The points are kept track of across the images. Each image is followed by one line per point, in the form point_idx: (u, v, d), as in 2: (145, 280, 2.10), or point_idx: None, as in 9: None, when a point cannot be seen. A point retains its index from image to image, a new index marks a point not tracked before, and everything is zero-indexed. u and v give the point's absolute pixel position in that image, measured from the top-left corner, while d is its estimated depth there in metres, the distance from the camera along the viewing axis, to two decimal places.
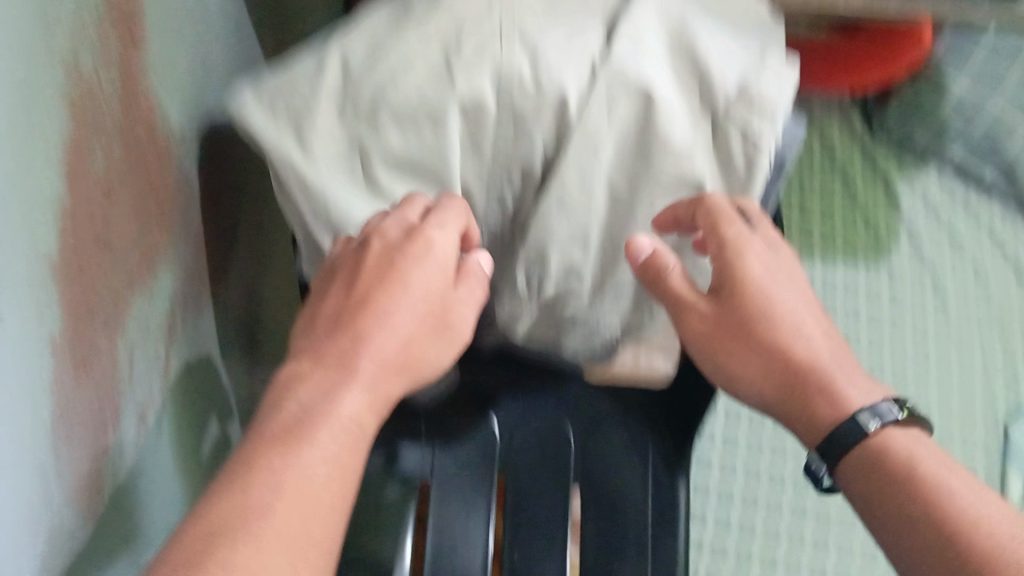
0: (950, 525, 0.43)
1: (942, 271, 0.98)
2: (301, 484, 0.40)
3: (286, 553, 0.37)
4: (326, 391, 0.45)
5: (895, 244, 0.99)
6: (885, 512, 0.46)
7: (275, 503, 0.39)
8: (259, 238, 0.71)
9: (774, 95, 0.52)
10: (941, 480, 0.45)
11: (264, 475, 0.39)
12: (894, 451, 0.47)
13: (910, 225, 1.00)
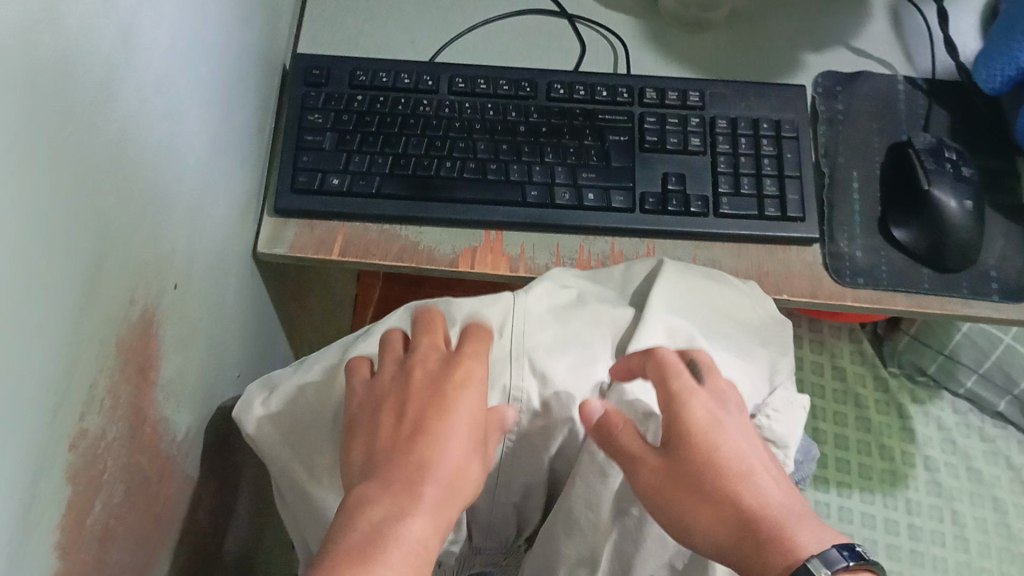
0: (751, 515, 0.37)
1: (963, 510, 0.89)
2: (462, 440, 0.37)
3: (426, 511, 0.35)
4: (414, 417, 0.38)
5: (914, 470, 0.92)
6: (694, 503, 0.38)
7: (431, 452, 0.36)
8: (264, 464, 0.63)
9: (786, 429, 0.43)
10: (753, 473, 0.38)
11: (422, 458, 0.36)
12: (695, 416, 0.39)
13: (926, 456, 0.92)
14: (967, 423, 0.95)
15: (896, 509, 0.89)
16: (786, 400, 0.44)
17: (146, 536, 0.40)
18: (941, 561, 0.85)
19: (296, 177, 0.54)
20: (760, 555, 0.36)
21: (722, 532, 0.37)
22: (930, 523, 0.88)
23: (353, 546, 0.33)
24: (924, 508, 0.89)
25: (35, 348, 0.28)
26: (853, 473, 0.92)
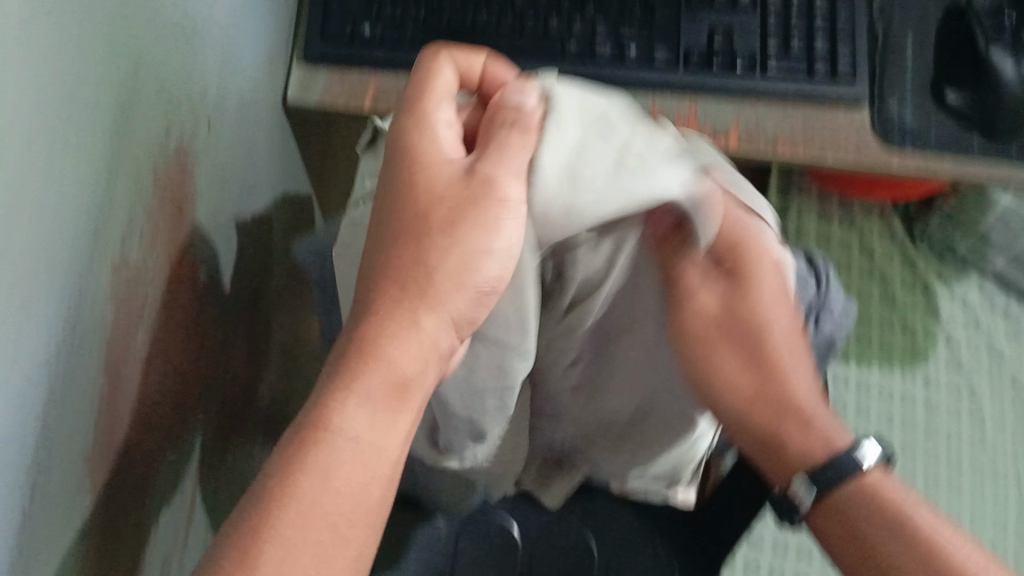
0: (782, 404, 0.42)
1: (982, 389, 0.85)
2: (430, 267, 0.34)
3: (380, 375, 0.32)
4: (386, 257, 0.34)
5: (933, 344, 0.87)
6: (745, 380, 0.42)
7: (404, 306, 0.34)
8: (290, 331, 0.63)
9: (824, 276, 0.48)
10: (797, 360, 0.42)
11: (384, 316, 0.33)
12: (760, 293, 0.41)
13: (949, 335, 0.87)
14: (992, 301, 0.89)
15: (914, 385, 0.86)
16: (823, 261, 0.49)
17: (182, 371, 0.41)
18: (957, 443, 0.82)
19: (327, 23, 0.53)
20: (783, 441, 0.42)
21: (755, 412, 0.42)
22: (947, 401, 0.85)
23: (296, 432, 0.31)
24: (942, 384, 0.86)
25: (54, 232, 0.27)
26: (872, 346, 0.89)
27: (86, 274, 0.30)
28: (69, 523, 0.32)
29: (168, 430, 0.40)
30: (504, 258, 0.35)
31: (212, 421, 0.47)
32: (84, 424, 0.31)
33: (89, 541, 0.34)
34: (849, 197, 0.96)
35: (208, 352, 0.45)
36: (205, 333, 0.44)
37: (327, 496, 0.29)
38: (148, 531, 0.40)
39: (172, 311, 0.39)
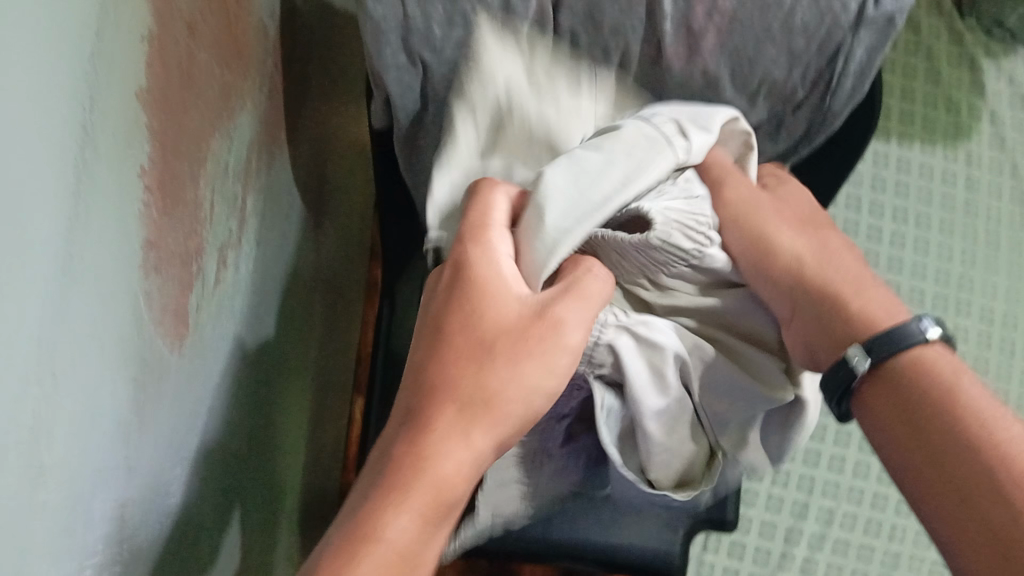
0: (828, 284, 0.50)
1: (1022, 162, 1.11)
2: (495, 383, 0.43)
3: (456, 433, 0.42)
4: (442, 421, 0.43)
5: (978, 124, 1.12)
6: (790, 311, 0.51)
7: (480, 366, 0.43)
8: (308, 106, 0.66)
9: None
10: (866, 290, 0.50)
11: (440, 444, 0.42)
12: (762, 209, 0.53)
13: (993, 111, 1.13)
14: None
15: (957, 161, 1.11)
16: None
17: (229, 53, 0.48)
18: (993, 212, 1.09)
19: None
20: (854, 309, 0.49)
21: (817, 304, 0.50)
22: (989, 174, 1.11)
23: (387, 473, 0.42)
24: (986, 159, 1.11)
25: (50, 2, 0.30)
26: (917, 124, 1.12)
27: (86, 32, 0.33)
28: (135, 141, 0.38)
29: (220, 101, 0.48)
30: (561, 351, 0.44)
31: (259, 116, 0.54)
32: (139, 48, 0.38)
33: (154, 166, 0.40)
34: None
35: (251, 47, 0.52)
36: (246, 27, 0.51)
37: (428, 513, 0.41)
38: (203, 195, 0.46)
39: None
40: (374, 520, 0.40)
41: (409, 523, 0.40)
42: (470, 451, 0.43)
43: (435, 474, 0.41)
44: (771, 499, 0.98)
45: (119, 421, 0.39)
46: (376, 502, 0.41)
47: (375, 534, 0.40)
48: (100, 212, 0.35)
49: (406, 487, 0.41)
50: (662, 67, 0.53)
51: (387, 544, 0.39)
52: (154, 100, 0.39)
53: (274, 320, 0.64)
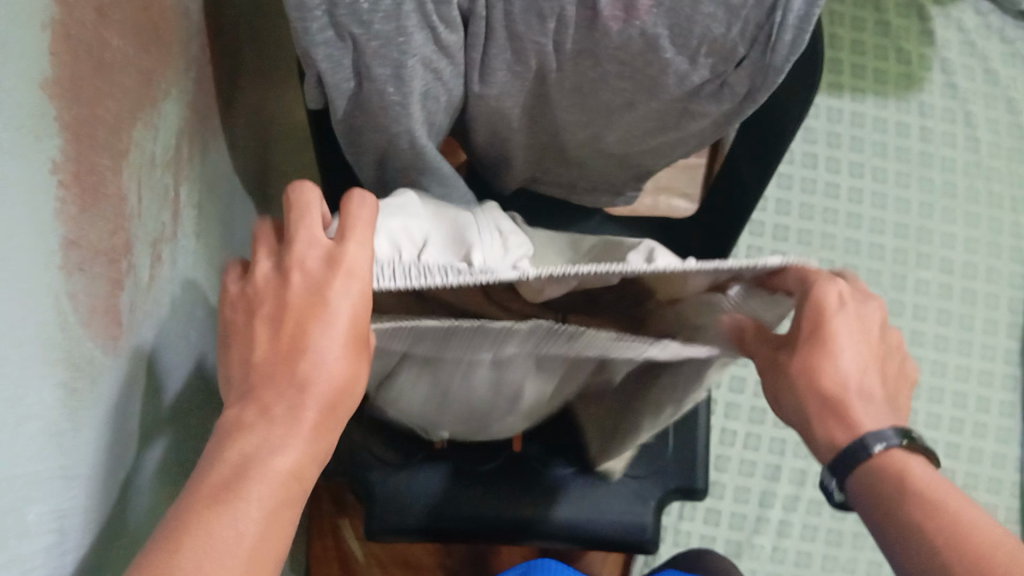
0: (824, 377, 0.46)
1: (976, 111, 1.11)
2: (324, 385, 0.40)
3: (290, 443, 0.39)
4: (269, 434, 0.39)
5: (929, 74, 1.12)
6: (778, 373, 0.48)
7: (310, 360, 0.40)
8: (246, 93, 0.64)
9: None
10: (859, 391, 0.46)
11: (264, 459, 0.38)
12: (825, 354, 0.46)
13: (943, 60, 1.13)
14: (987, 26, 1.15)
15: (909, 113, 1.11)
16: None
17: (145, 36, 0.46)
18: (951, 162, 1.09)
19: None
20: (818, 428, 0.47)
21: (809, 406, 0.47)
22: (943, 124, 1.11)
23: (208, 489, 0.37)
24: (938, 109, 1.11)
25: None
26: (868, 78, 1.12)
27: None
28: (44, 135, 0.36)
29: (139, 87, 0.46)
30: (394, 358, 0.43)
31: (187, 102, 0.52)
32: (43, 35, 0.36)
33: (68, 160, 0.38)
34: None
35: (171, 30, 0.50)
36: (165, 8, 0.49)
37: (261, 528, 0.37)
38: (127, 188, 0.44)
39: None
40: (263, 453, 0.38)
41: (290, 455, 0.39)
42: (336, 387, 0.40)
43: (302, 415, 0.40)
44: (744, 464, 0.98)
45: (51, 428, 0.37)
46: (251, 437, 0.39)
47: (260, 465, 0.38)
48: (11, 211, 0.33)
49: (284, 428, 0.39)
50: (602, 32, 0.50)
51: (273, 477, 0.38)
52: (65, 87, 0.38)
53: (219, 313, 0.62)
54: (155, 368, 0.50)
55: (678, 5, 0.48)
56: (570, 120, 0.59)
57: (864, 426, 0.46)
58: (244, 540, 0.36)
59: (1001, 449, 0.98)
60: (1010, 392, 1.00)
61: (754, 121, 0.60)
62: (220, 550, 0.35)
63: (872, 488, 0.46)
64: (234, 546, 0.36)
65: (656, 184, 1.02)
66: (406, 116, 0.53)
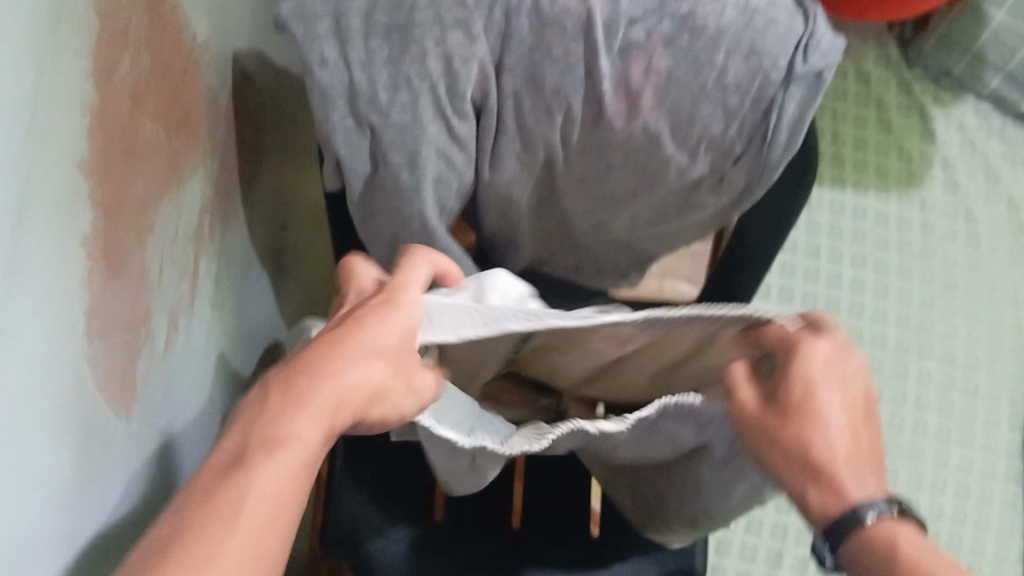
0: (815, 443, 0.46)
1: (977, 208, 1.14)
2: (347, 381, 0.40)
3: (310, 429, 0.38)
4: (280, 424, 0.37)
5: (930, 171, 1.15)
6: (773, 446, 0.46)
7: (341, 364, 0.40)
8: (269, 172, 0.68)
9: (825, 36, 0.49)
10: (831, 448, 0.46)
11: (264, 453, 0.36)
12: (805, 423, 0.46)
13: (944, 157, 1.16)
14: (988, 125, 1.18)
15: (911, 208, 1.14)
16: (830, 45, 0.49)
17: (175, 119, 0.49)
18: (952, 257, 1.11)
19: None
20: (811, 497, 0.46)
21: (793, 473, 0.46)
22: (944, 219, 1.13)
23: (210, 483, 0.35)
24: (939, 204, 1.14)
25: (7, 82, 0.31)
26: (870, 172, 1.15)
27: (34, 112, 0.34)
28: (77, 211, 0.38)
29: (167, 166, 0.48)
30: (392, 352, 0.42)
31: (211, 181, 0.55)
32: (81, 122, 0.38)
33: (97, 238, 0.40)
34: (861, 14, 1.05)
35: (200, 114, 0.53)
36: (195, 97, 0.52)
37: (267, 523, 0.35)
38: (150, 262, 0.47)
39: (158, 54, 0.46)
40: (275, 434, 0.37)
41: (304, 428, 0.38)
42: (365, 381, 0.41)
43: (317, 405, 0.39)
44: (745, 551, 0.97)
45: (64, 489, 0.39)
46: (268, 416, 0.38)
47: (276, 440, 0.37)
48: (44, 285, 0.36)
49: (292, 413, 0.38)
50: (606, 129, 0.52)
51: (289, 455, 0.37)
52: (99, 170, 0.40)
53: (231, 381, 0.64)
54: (165, 436, 0.52)
55: (678, 105, 0.51)
56: (576, 207, 0.62)
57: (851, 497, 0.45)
58: (257, 506, 0.35)
59: (1003, 545, 0.97)
60: (1011, 487, 1.00)
61: (756, 216, 0.62)
62: (243, 522, 0.34)
63: (861, 556, 0.45)
64: (248, 530, 0.34)
65: (661, 268, 1.04)
66: (419, 201, 0.56)
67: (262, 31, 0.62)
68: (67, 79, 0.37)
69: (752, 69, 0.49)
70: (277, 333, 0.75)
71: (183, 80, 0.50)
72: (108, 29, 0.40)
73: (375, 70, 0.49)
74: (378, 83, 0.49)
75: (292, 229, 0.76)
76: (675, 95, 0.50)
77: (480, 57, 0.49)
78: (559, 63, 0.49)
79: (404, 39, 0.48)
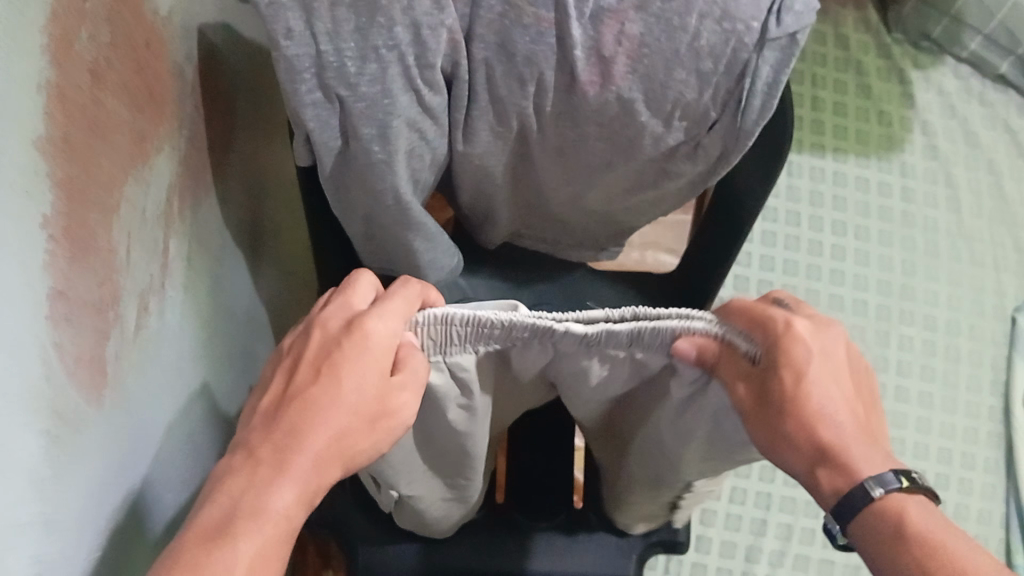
0: (825, 425, 0.46)
1: (956, 172, 1.14)
2: (330, 421, 0.43)
3: (292, 479, 0.42)
4: (254, 483, 0.41)
5: (909, 136, 1.15)
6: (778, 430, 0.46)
7: (317, 409, 0.43)
8: (241, 147, 0.67)
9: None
10: (841, 434, 0.46)
11: (244, 506, 0.41)
12: (821, 409, 0.46)
13: (923, 122, 1.16)
14: (967, 88, 1.18)
15: (891, 173, 1.13)
16: (806, 4, 0.48)
17: (138, 97, 0.48)
18: (932, 222, 1.11)
19: None
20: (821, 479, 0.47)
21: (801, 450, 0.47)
22: (923, 184, 1.13)
23: (185, 543, 0.39)
24: (919, 169, 1.14)
25: None
26: (850, 138, 1.15)
27: None
28: (35, 191, 0.37)
29: (131, 144, 0.47)
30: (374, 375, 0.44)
31: (179, 157, 0.54)
32: (36, 96, 0.37)
33: (58, 216, 0.39)
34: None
35: (164, 89, 0.51)
36: (159, 71, 0.50)
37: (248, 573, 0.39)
38: (117, 241, 0.46)
39: (117, 29, 0.45)
40: (251, 499, 0.41)
41: (281, 488, 0.41)
42: (337, 426, 0.43)
43: (293, 465, 0.42)
44: (730, 519, 0.98)
45: (34, 475, 0.38)
46: (245, 483, 0.41)
47: (258, 508, 0.40)
48: (2, 265, 0.35)
49: (270, 477, 0.41)
50: (579, 96, 0.52)
51: (270, 521, 0.40)
52: (57, 147, 0.39)
53: (208, 362, 0.63)
54: (142, 416, 0.51)
55: (652, 71, 0.50)
56: (552, 178, 0.61)
57: (861, 470, 0.45)
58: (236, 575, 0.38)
59: (986, 506, 0.97)
60: (993, 449, 1.01)
61: (733, 183, 0.62)
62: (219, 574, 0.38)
63: (872, 531, 0.45)
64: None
65: (643, 238, 1.04)
66: (392, 174, 0.55)
67: (228, 4, 0.61)
68: (20, 53, 0.35)
69: (725, 32, 0.48)
70: (255, 311, 0.74)
71: (146, 55, 0.49)
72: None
73: (340, 39, 0.47)
74: (345, 54, 0.48)
75: (267, 206, 0.75)
76: (649, 61, 0.49)
77: (449, 25, 0.48)
78: (530, 29, 0.48)
79: (370, 6, 0.47)
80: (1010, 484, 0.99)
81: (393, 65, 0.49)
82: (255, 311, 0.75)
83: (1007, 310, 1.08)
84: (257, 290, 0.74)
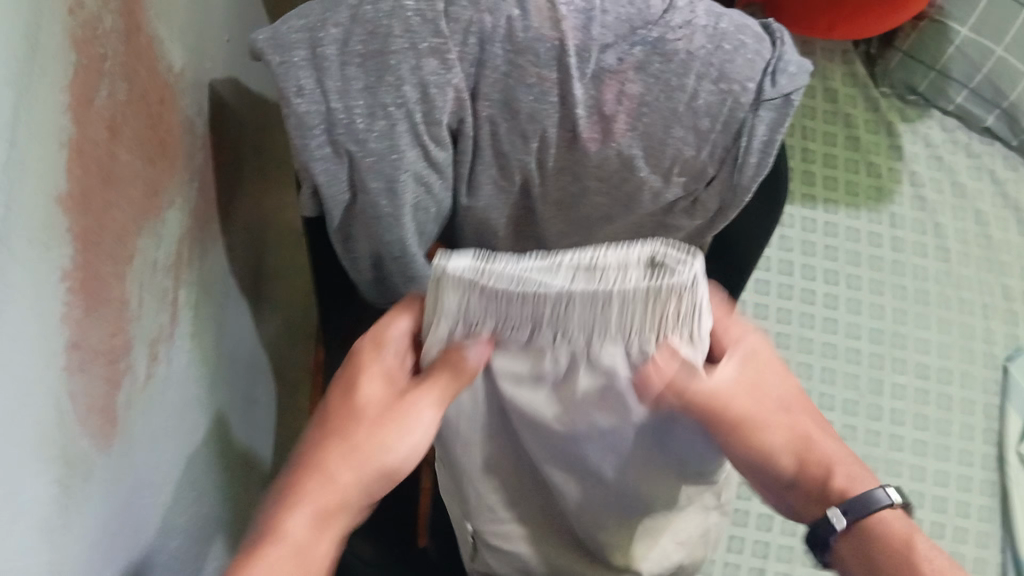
0: (805, 451, 0.54)
1: (944, 222, 1.16)
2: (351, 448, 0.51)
3: (333, 489, 0.50)
4: (301, 499, 0.49)
5: (898, 186, 1.18)
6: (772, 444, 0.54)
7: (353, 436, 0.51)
8: (250, 199, 0.68)
9: (794, 59, 0.51)
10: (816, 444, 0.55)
11: (278, 518, 0.49)
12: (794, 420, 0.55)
13: (912, 173, 1.18)
14: (954, 140, 1.21)
15: (881, 223, 1.16)
16: (799, 66, 0.51)
17: (152, 151, 0.49)
18: (922, 270, 1.13)
19: None
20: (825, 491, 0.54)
21: (785, 480, 0.55)
22: (913, 234, 1.15)
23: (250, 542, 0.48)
24: (908, 219, 1.16)
25: None
26: (840, 189, 1.17)
27: (13, 147, 0.34)
28: (55, 244, 0.38)
29: (145, 198, 0.48)
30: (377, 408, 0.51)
31: (189, 209, 0.55)
32: (59, 154, 0.38)
33: (76, 268, 0.40)
34: (838, 27, 1.11)
35: (177, 143, 0.53)
36: (173, 127, 0.52)
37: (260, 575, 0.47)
38: (130, 292, 0.47)
39: (135, 89, 0.47)
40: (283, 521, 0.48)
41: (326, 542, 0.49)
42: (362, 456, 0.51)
43: (321, 485, 0.50)
44: (727, 568, 0.98)
45: (45, 525, 0.39)
46: (289, 497, 0.50)
47: (276, 535, 0.48)
48: (23, 318, 0.36)
49: (284, 510, 0.49)
50: (581, 153, 0.53)
51: (281, 543, 0.48)
52: (78, 199, 0.40)
53: (212, 411, 0.63)
54: (149, 465, 0.51)
55: (651, 129, 0.51)
56: (554, 231, 0.63)
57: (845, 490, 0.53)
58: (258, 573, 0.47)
59: (982, 553, 0.98)
60: (987, 495, 1.01)
61: (729, 234, 0.63)
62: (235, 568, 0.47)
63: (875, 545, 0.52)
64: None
65: None
66: (398, 227, 0.56)
67: (237, 61, 0.63)
68: (46, 113, 0.37)
69: (722, 92, 0.50)
70: (258, 359, 0.75)
71: (162, 110, 0.50)
72: (85, 60, 0.41)
73: (350, 97, 0.49)
74: (354, 111, 0.49)
75: (273, 255, 0.76)
76: (648, 119, 0.51)
77: (455, 84, 0.49)
78: (534, 88, 0.50)
79: (379, 67, 0.49)
80: (1005, 532, 0.99)
81: (402, 124, 0.50)
82: (259, 358, 0.76)
83: (998, 359, 1.09)
84: (261, 338, 0.75)
